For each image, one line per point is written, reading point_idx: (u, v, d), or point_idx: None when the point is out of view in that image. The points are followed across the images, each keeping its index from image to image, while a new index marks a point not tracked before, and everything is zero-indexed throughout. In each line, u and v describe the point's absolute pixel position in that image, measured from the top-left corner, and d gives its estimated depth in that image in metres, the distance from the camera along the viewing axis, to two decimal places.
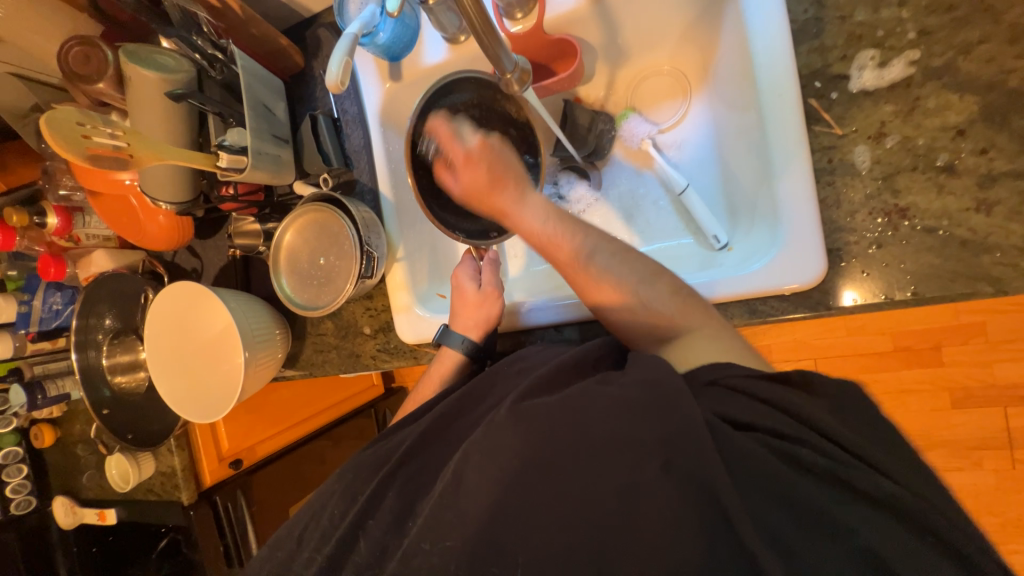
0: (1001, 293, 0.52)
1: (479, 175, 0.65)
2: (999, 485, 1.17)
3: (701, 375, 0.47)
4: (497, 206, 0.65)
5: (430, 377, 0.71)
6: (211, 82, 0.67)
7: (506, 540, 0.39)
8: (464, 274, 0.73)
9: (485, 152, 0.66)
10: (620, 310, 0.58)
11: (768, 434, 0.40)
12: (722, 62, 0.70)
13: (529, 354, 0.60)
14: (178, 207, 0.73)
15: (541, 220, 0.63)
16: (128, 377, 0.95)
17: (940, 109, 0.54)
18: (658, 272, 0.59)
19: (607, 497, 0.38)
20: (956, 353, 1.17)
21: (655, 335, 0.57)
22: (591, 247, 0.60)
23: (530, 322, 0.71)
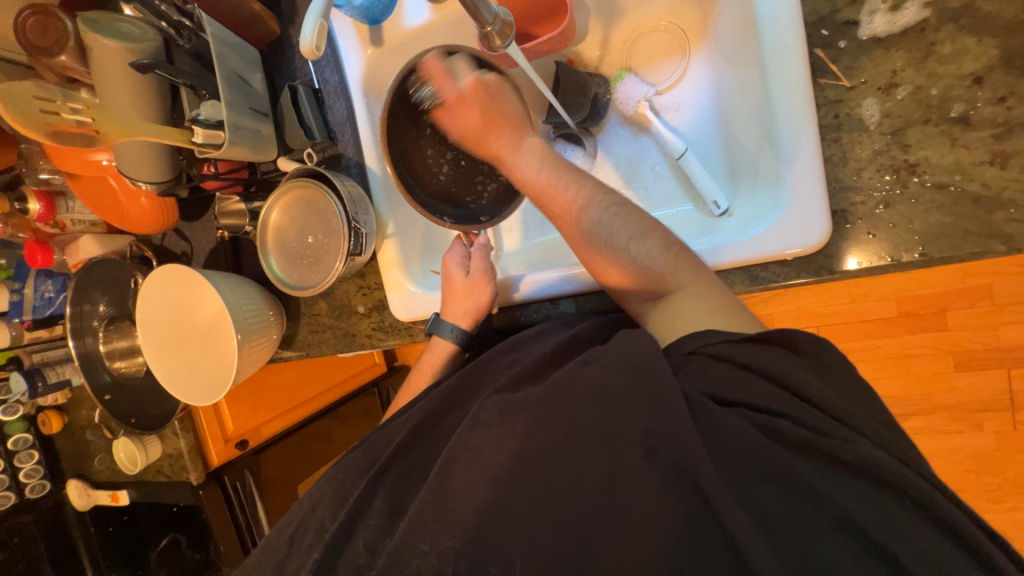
0: (1013, 250, 0.49)
1: (472, 117, 0.62)
2: (999, 446, 1.17)
3: (682, 346, 0.46)
4: (493, 152, 0.64)
5: (422, 368, 0.70)
6: (180, 52, 0.64)
7: (499, 517, 0.39)
8: (453, 261, 0.71)
9: (479, 92, 0.62)
10: (608, 267, 0.56)
11: (760, 409, 0.40)
12: (722, 13, 0.66)
13: (522, 343, 0.59)
14: (160, 187, 0.71)
15: (537, 168, 0.61)
16: (128, 362, 0.95)
17: (955, 56, 0.50)
18: (652, 226, 0.55)
19: (590, 482, 0.38)
20: (961, 317, 1.15)
21: (655, 300, 0.53)
22: (584, 199, 0.58)
23: (525, 297, 0.70)
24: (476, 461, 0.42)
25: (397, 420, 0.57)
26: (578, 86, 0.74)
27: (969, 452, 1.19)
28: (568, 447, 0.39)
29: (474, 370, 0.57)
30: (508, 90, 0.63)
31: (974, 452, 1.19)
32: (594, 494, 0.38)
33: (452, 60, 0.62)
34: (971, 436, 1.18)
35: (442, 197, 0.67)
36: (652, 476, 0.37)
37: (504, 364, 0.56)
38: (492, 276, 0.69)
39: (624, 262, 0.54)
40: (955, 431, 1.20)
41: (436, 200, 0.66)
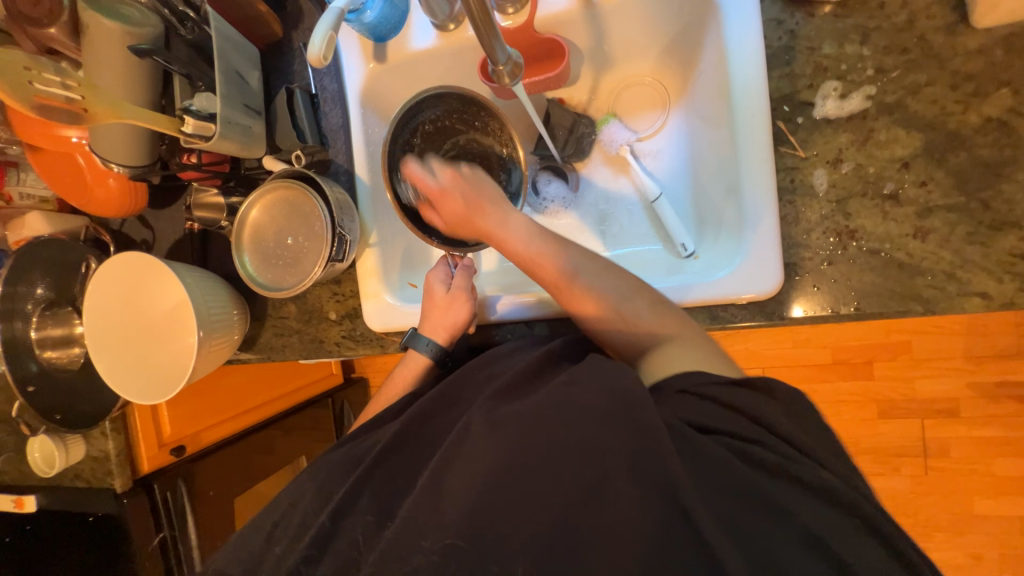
0: (929, 312, 0.57)
1: (455, 203, 0.64)
2: (913, 490, 1.29)
3: (673, 383, 0.49)
4: (479, 230, 0.64)
5: (394, 380, 0.71)
6: (178, 41, 0.63)
7: (485, 525, 0.40)
8: (436, 277, 0.73)
9: (458, 184, 0.64)
10: (603, 324, 0.59)
11: (726, 435, 0.43)
12: (700, 77, 0.73)
13: (496, 358, 0.60)
14: (133, 171, 0.68)
15: (523, 238, 0.62)
16: (61, 352, 0.87)
17: (889, 142, 0.59)
18: (641, 287, 0.60)
19: (572, 493, 0.40)
20: (885, 368, 1.28)
21: (627, 325, 0.58)
22: (574, 266, 0.61)
23: (503, 317, 0.72)
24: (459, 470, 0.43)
25: (382, 429, 0.57)
26: (566, 125, 0.80)
27: (888, 494, 1.30)
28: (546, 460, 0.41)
29: (452, 385, 0.57)
30: (481, 178, 0.65)
31: (891, 494, 1.30)
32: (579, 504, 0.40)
33: (425, 163, 0.65)
34: (891, 479, 1.30)
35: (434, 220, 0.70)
36: (625, 496, 0.39)
37: (481, 378, 0.57)
38: (472, 292, 0.71)
39: (582, 290, 0.60)
40: (877, 473, 1.31)
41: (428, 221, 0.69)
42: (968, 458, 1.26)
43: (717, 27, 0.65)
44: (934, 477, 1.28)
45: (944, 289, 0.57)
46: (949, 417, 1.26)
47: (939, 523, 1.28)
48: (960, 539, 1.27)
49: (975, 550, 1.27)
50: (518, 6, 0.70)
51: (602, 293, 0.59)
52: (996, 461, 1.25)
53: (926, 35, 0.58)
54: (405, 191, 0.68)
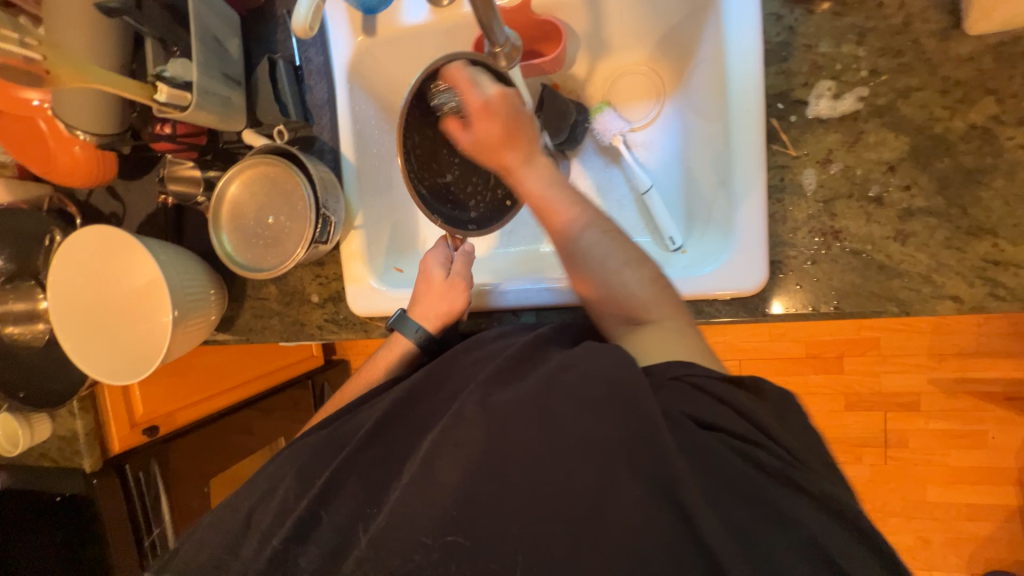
0: (904, 313, 0.59)
1: (494, 128, 0.59)
2: (873, 477, 1.36)
3: (666, 370, 0.48)
4: (501, 161, 0.60)
5: (374, 364, 0.68)
6: (151, 1, 0.58)
7: (480, 513, 0.41)
8: (434, 259, 0.70)
9: (503, 105, 0.58)
10: (598, 292, 0.58)
11: (718, 429, 0.43)
12: (697, 69, 0.72)
13: (484, 342, 0.59)
14: (102, 139, 0.64)
15: (543, 185, 0.59)
16: (23, 328, 0.83)
17: (877, 145, 0.60)
18: (643, 258, 0.58)
19: (567, 484, 0.41)
20: (854, 363, 1.33)
21: (613, 294, 0.57)
22: (583, 222, 0.59)
23: (497, 304, 0.71)
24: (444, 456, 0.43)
25: (366, 408, 0.56)
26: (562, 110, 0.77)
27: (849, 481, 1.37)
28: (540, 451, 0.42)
29: (436, 367, 0.56)
30: (524, 105, 0.60)
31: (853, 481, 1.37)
32: (577, 494, 0.41)
33: (475, 70, 0.59)
34: (852, 467, 1.37)
35: (438, 196, 0.67)
36: (610, 483, 0.40)
37: (471, 362, 0.56)
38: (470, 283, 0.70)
39: (586, 247, 0.58)
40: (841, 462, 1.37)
41: (431, 197, 0.66)
42: (925, 449, 1.33)
43: (716, 19, 0.64)
44: (892, 465, 1.35)
45: (920, 291, 0.59)
46: (910, 411, 1.32)
47: (894, 508, 1.36)
48: (912, 523, 1.36)
49: (925, 534, 1.35)
50: None
51: (605, 256, 0.58)
52: (950, 452, 1.32)
53: (920, 39, 0.58)
54: (443, 101, 0.60)
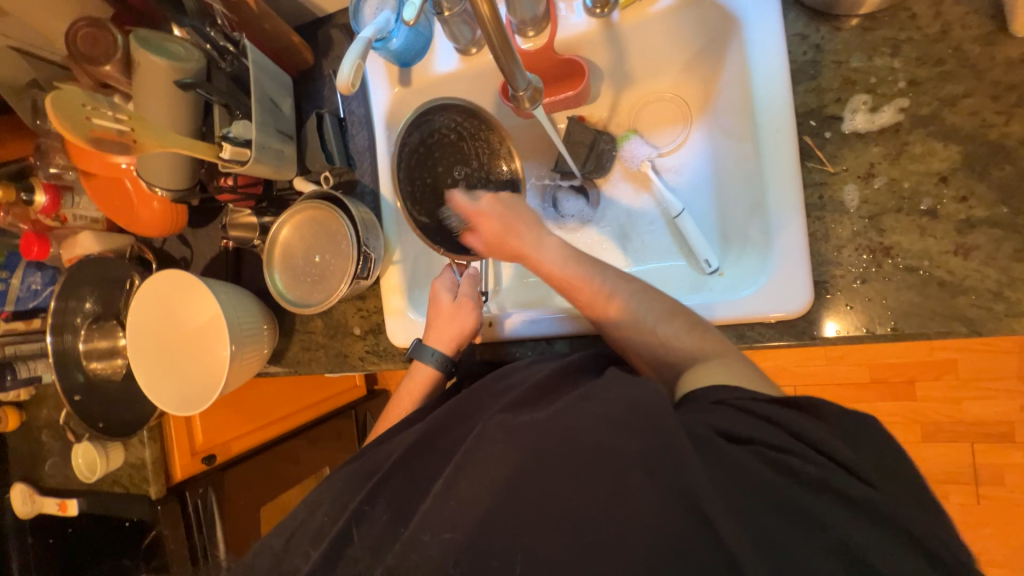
0: (975, 333, 0.54)
1: (493, 228, 0.66)
2: (964, 520, 1.20)
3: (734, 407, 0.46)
4: (513, 249, 0.68)
5: (402, 393, 0.71)
6: (219, 73, 0.67)
7: (511, 542, 0.40)
8: (441, 285, 0.74)
9: (498, 207, 0.67)
10: (640, 346, 0.60)
11: (751, 444, 0.42)
12: (723, 93, 0.72)
13: (514, 371, 0.60)
14: (174, 194, 0.73)
15: (559, 262, 0.65)
16: (105, 364, 0.93)
17: (924, 156, 0.56)
18: (700, 325, 0.58)
19: (592, 505, 0.39)
20: (928, 388, 1.21)
21: (646, 341, 0.59)
22: (610, 288, 0.62)
23: (521, 333, 0.72)
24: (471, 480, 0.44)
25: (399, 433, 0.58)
26: (586, 142, 0.79)
27: None
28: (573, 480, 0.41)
29: (468, 399, 0.57)
30: (522, 203, 0.69)
31: None
32: (612, 524, 0.39)
33: (471, 193, 0.67)
34: None
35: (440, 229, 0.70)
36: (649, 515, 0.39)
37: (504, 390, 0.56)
38: (478, 302, 0.72)
39: (617, 317, 0.60)
40: None
41: (435, 231, 0.69)
42: None
43: (739, 44, 0.65)
44: (986, 506, 1.19)
45: (991, 308, 0.54)
46: (1002, 442, 1.17)
47: (994, 557, 1.19)
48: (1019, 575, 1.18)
49: None
50: (538, 29, 0.70)
51: (643, 314, 0.60)
52: None
53: (961, 46, 0.56)
54: (449, 217, 0.70)
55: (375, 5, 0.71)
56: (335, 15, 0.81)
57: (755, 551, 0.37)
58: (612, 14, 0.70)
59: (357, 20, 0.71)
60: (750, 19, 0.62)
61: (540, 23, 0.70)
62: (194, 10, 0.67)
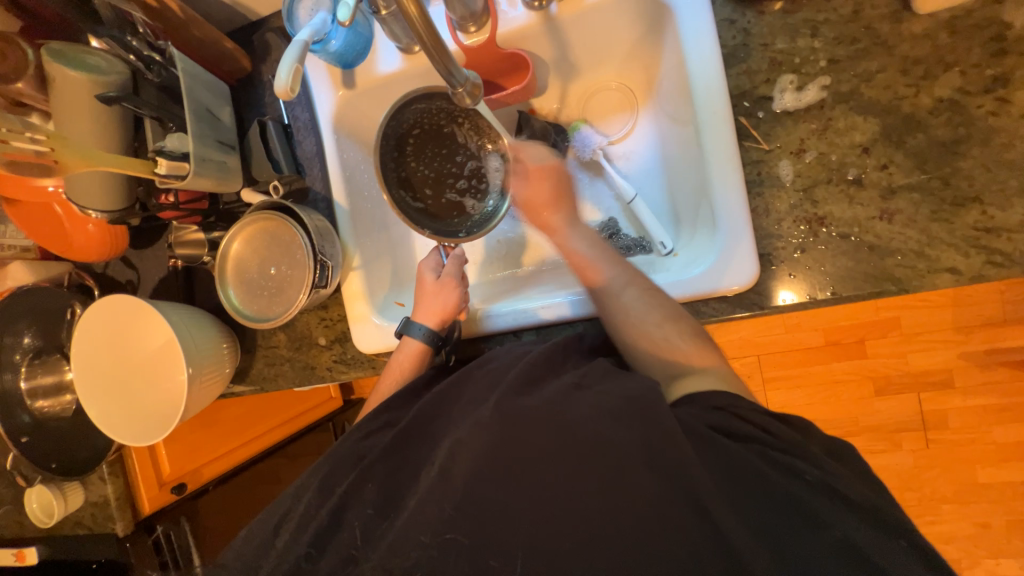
0: (903, 291, 0.58)
1: (544, 190, 0.69)
2: (916, 464, 1.30)
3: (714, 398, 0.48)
4: (547, 222, 0.70)
5: (390, 372, 0.69)
6: (146, 84, 0.63)
7: (490, 519, 0.42)
8: (426, 265, 0.75)
9: (554, 172, 0.69)
10: (646, 350, 0.58)
11: (728, 430, 0.44)
12: (664, 78, 0.75)
13: (497, 355, 0.59)
14: (111, 216, 0.69)
15: (586, 245, 0.66)
16: (52, 401, 0.88)
17: (848, 130, 0.60)
18: (680, 315, 0.59)
19: (584, 493, 0.41)
20: (877, 346, 1.29)
21: (648, 344, 0.58)
22: (618, 281, 0.62)
23: (492, 328, 0.72)
24: (444, 475, 0.45)
25: (380, 429, 0.56)
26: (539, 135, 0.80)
27: (892, 470, 1.31)
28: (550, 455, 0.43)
29: (449, 389, 0.56)
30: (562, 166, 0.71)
31: (896, 469, 1.31)
32: (590, 491, 0.41)
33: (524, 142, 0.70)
34: (894, 455, 1.31)
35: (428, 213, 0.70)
36: (624, 487, 0.41)
37: (479, 378, 0.55)
38: (463, 279, 0.72)
39: (620, 308, 0.60)
40: (879, 451, 1.32)
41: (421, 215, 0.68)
42: (967, 427, 1.27)
43: (673, 31, 0.67)
44: (935, 449, 1.29)
45: (915, 267, 0.58)
46: (943, 389, 1.27)
47: (945, 495, 1.29)
48: (967, 508, 1.28)
49: (984, 519, 1.28)
50: (480, 24, 0.70)
51: (642, 314, 0.59)
52: (995, 428, 1.26)
53: (872, 25, 0.60)
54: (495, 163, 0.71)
55: (309, 7, 0.69)
56: (269, 18, 0.78)
57: (722, 500, 0.40)
58: (551, 6, 0.70)
59: (293, 22, 0.69)
60: (681, 7, 0.64)
61: (480, 18, 0.69)
62: (111, 19, 0.62)
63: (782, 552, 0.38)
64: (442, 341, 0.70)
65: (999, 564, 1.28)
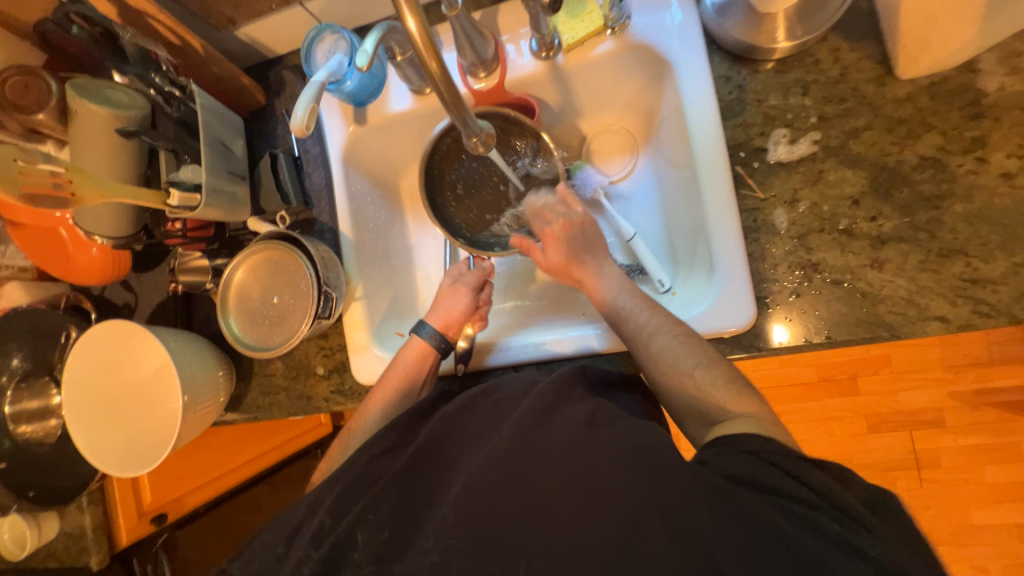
0: (894, 337, 0.60)
1: (559, 252, 0.70)
2: (911, 504, 1.30)
3: (740, 444, 0.47)
4: (574, 275, 0.70)
5: (393, 371, 0.71)
6: (165, 118, 0.65)
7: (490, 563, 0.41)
8: (450, 272, 0.79)
9: (567, 232, 0.71)
10: (677, 392, 0.59)
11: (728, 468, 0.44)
12: (663, 125, 0.78)
13: (504, 385, 0.58)
14: (116, 242, 0.70)
15: (614, 291, 0.67)
16: (37, 425, 0.85)
17: (838, 182, 0.63)
18: (715, 360, 0.59)
19: (584, 540, 0.41)
20: (869, 383, 1.31)
21: (681, 384, 0.58)
22: (652, 327, 0.62)
23: (499, 361, 0.73)
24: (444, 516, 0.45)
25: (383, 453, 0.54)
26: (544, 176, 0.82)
27: None
28: (553, 500, 0.43)
29: (451, 418, 0.55)
30: (590, 229, 0.72)
31: None
32: (594, 537, 0.41)
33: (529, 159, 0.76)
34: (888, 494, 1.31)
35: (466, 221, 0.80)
36: (635, 539, 0.40)
37: (487, 411, 0.54)
38: (477, 289, 0.77)
39: (656, 353, 0.61)
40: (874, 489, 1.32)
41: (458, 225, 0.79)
42: (959, 467, 1.28)
43: (673, 82, 0.71)
44: (929, 488, 1.29)
45: (906, 314, 0.60)
46: (935, 428, 1.28)
47: (940, 536, 1.28)
48: (964, 551, 1.27)
49: (980, 562, 1.27)
50: (489, 70, 0.73)
51: (676, 358, 0.59)
52: (986, 467, 1.27)
53: (858, 86, 0.64)
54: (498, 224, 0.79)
55: (326, 50, 0.72)
56: (286, 56, 0.81)
57: (729, 554, 0.39)
58: (558, 57, 0.73)
59: (310, 63, 0.72)
60: (681, 62, 0.68)
61: (489, 66, 0.73)
62: (136, 56, 0.64)
63: None
64: (449, 344, 0.73)
65: None
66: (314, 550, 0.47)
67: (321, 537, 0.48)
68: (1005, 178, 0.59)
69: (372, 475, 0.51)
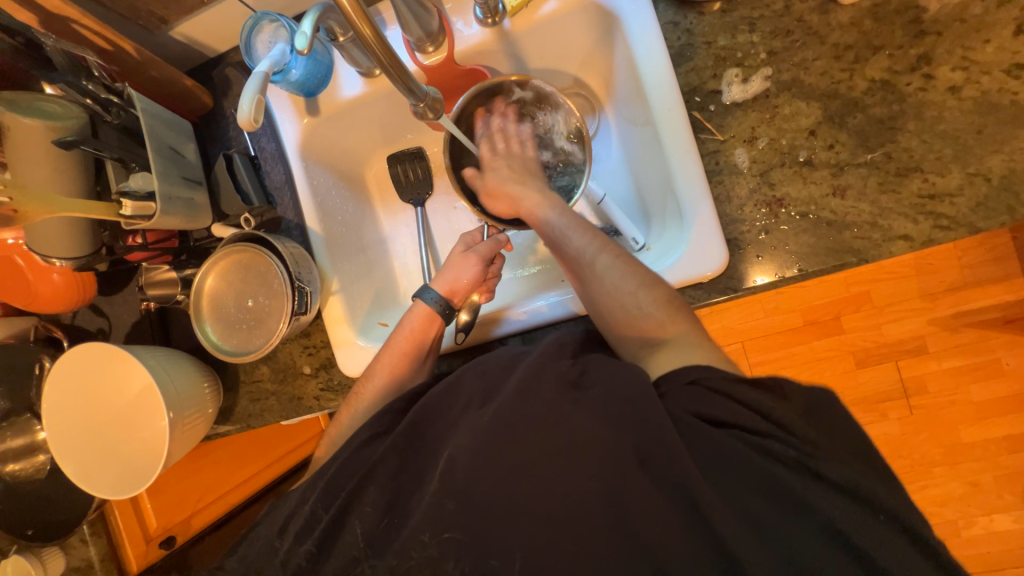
0: (863, 261, 0.61)
1: (500, 175, 0.74)
2: (903, 432, 1.34)
3: (681, 376, 0.49)
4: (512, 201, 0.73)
5: (398, 334, 0.72)
6: (106, 127, 0.63)
7: (487, 525, 0.42)
8: (466, 237, 0.79)
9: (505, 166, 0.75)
10: (613, 312, 0.61)
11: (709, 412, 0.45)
12: (619, 82, 0.78)
13: (492, 358, 0.56)
14: (77, 262, 0.68)
15: (558, 217, 0.69)
16: (23, 463, 0.84)
17: (793, 116, 0.64)
18: (656, 281, 0.61)
19: (575, 492, 0.42)
20: (853, 320, 1.33)
21: (618, 304, 0.61)
22: (594, 250, 0.65)
23: (503, 332, 0.72)
24: (433, 485, 0.45)
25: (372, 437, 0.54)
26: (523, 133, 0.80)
27: (882, 440, 1.35)
28: (542, 455, 0.43)
29: (437, 400, 0.54)
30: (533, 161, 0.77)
31: (883, 439, 1.35)
32: (585, 485, 0.42)
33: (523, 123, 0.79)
34: (881, 425, 1.35)
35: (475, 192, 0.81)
36: (626, 483, 0.41)
37: (474, 379, 0.53)
38: (486, 257, 0.75)
39: (600, 272, 0.63)
40: (866, 422, 1.36)
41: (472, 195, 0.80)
42: (945, 390, 1.32)
43: (622, 36, 0.70)
44: (919, 415, 1.33)
45: (871, 237, 0.61)
46: (919, 355, 1.32)
47: (934, 458, 1.33)
48: (957, 469, 1.32)
49: (974, 477, 1.31)
50: (436, 44, 0.72)
51: (617, 278, 0.62)
52: (971, 388, 1.31)
53: (803, 17, 0.64)
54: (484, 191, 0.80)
55: (267, 40, 0.70)
56: (229, 54, 0.79)
57: (710, 485, 0.41)
58: (504, 22, 0.72)
59: (252, 55, 0.70)
60: (627, 14, 0.68)
61: (437, 38, 0.71)
62: (64, 63, 0.61)
63: (772, 527, 0.39)
64: (452, 310, 0.73)
65: (994, 521, 1.30)
66: (314, 537, 0.47)
67: (322, 517, 0.48)
68: (952, 92, 0.60)
69: (360, 452, 0.52)
